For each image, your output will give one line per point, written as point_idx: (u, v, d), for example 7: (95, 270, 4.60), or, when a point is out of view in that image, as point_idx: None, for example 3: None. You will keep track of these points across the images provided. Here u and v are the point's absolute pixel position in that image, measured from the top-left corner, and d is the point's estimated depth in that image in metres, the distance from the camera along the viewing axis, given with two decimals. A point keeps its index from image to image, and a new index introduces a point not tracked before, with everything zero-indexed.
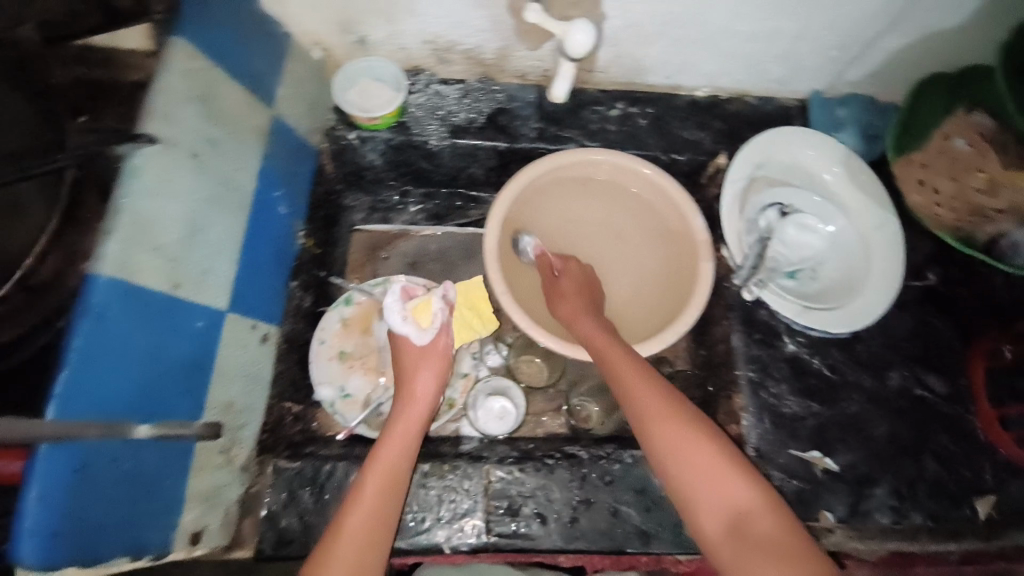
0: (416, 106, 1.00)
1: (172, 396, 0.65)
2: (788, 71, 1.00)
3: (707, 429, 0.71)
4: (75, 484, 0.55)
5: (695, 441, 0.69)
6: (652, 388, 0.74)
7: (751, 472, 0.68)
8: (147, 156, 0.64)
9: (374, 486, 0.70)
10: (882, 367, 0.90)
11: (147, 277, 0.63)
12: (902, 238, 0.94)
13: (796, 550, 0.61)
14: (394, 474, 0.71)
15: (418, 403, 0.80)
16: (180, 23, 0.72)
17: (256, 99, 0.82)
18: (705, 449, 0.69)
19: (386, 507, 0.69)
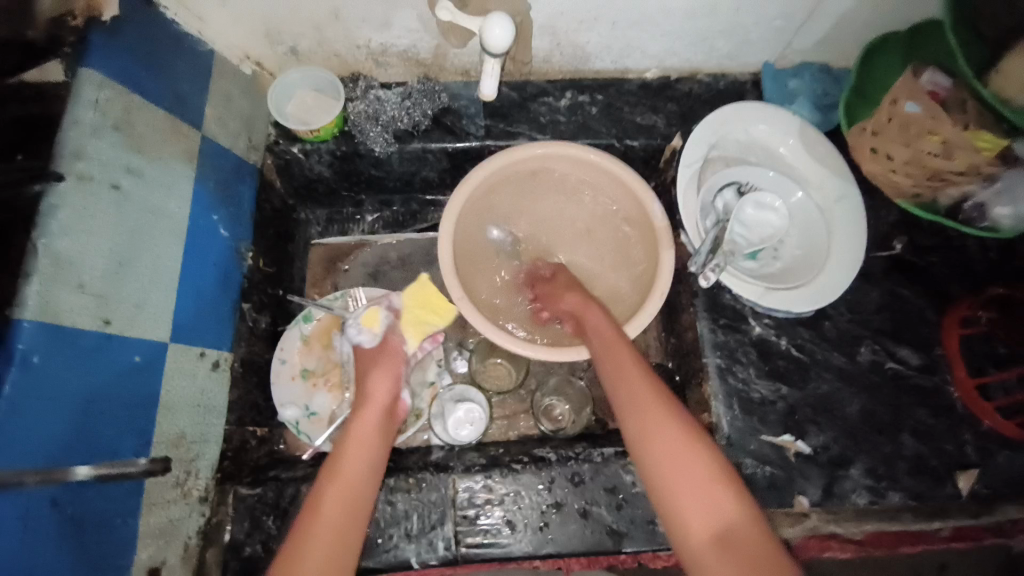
0: (358, 113, 1.00)
1: (115, 434, 0.64)
2: (732, 44, 0.98)
3: (696, 431, 0.67)
4: (16, 532, 0.54)
5: (686, 449, 0.65)
6: (643, 384, 0.72)
7: (735, 476, 0.64)
8: (62, 192, 0.63)
9: (338, 491, 0.68)
10: (852, 343, 0.88)
11: (75, 317, 0.62)
12: (863, 208, 0.92)
13: (772, 559, 0.56)
14: (358, 477, 0.70)
15: (373, 400, 0.79)
16: (88, 48, 0.69)
17: (180, 121, 0.80)
18: (690, 450, 0.65)
19: (351, 509, 0.67)
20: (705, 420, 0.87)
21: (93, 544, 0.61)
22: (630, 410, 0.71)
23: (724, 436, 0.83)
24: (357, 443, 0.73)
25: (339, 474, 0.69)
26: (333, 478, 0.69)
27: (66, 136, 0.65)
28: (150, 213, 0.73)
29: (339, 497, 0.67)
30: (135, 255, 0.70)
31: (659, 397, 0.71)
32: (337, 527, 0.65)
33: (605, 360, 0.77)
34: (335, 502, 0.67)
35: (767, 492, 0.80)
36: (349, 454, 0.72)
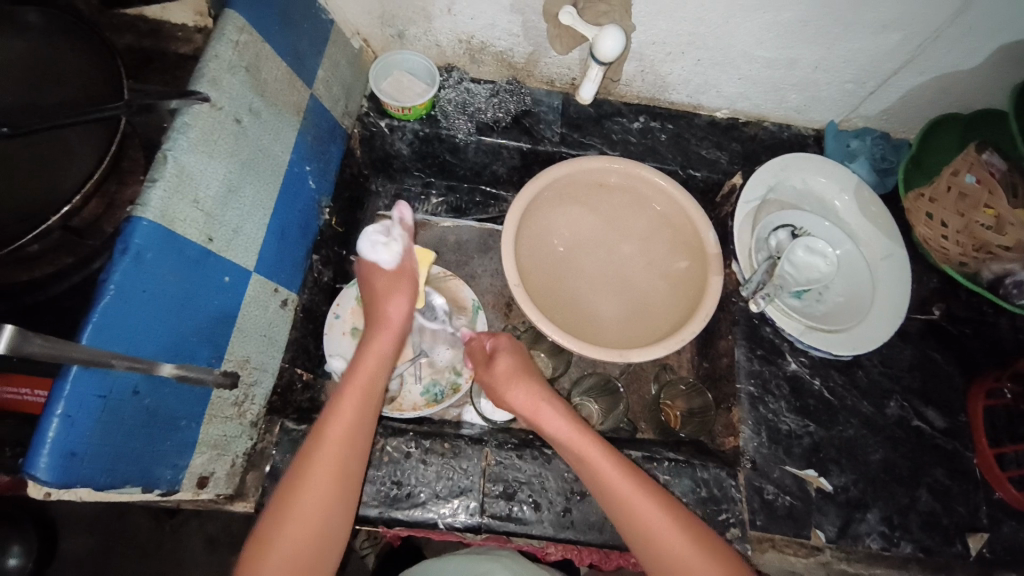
0: (447, 101, 1.06)
1: (194, 342, 0.69)
2: (803, 99, 1.05)
3: (671, 508, 0.72)
4: (96, 410, 0.57)
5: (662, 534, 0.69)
6: (616, 471, 0.73)
7: (708, 548, 0.69)
8: (194, 115, 0.68)
9: (336, 442, 0.71)
10: (882, 395, 0.91)
11: (185, 227, 0.66)
12: (910, 270, 0.96)
13: None
14: (354, 420, 0.73)
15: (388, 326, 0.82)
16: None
17: (296, 77, 0.87)
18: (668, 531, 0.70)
19: (346, 457, 0.71)
20: (731, 443, 0.90)
21: (158, 439, 0.65)
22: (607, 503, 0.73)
23: (748, 459, 0.86)
24: (355, 387, 0.76)
25: (341, 418, 0.73)
26: (330, 432, 0.71)
27: (206, 67, 0.71)
28: (259, 152, 0.79)
29: (337, 445, 0.71)
30: (241, 185, 0.76)
31: (631, 485, 0.72)
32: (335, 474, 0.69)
33: (563, 435, 0.77)
34: (336, 450, 0.70)
35: (783, 520, 0.83)
36: (346, 397, 0.75)
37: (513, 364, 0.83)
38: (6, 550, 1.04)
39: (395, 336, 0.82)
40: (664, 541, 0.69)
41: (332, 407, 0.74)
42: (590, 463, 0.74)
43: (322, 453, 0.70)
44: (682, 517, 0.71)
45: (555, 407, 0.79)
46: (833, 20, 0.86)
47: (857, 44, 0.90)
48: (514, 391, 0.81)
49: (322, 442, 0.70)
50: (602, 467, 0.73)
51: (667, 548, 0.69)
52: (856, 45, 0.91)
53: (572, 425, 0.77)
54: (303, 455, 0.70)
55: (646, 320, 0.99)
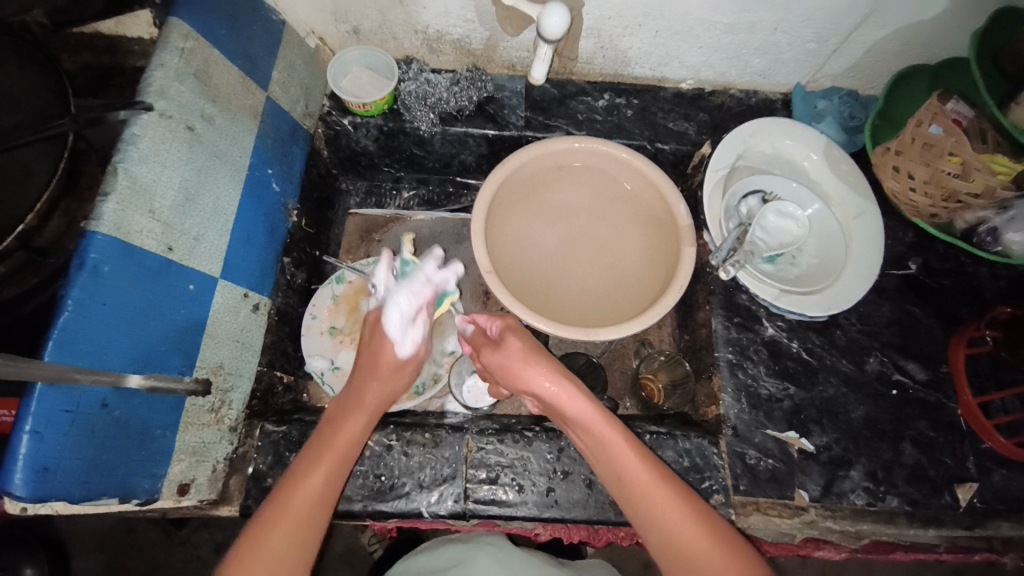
0: (408, 93, 1.05)
1: (163, 351, 0.70)
2: (766, 63, 1.04)
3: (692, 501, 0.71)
4: (65, 424, 0.58)
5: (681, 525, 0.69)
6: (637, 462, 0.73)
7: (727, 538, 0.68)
8: (144, 125, 0.68)
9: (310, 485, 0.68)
10: (860, 352, 0.91)
11: (142, 238, 0.67)
12: (882, 226, 0.96)
13: None
14: (328, 470, 0.70)
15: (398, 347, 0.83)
16: (176, 4, 0.75)
17: (250, 81, 0.86)
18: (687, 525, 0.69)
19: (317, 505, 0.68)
20: (713, 412, 0.90)
21: (134, 449, 0.66)
22: (627, 495, 0.73)
23: (729, 426, 0.86)
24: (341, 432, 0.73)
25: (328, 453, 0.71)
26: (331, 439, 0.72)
27: (153, 77, 0.70)
28: (215, 158, 0.79)
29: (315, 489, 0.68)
30: (200, 192, 0.76)
31: (653, 475, 0.72)
32: (305, 521, 0.66)
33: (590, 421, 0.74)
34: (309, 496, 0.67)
35: (767, 483, 0.83)
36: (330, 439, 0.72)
37: (523, 344, 0.79)
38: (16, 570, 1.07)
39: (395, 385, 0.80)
40: (680, 523, 0.69)
41: (308, 459, 0.70)
42: (612, 455, 0.73)
43: (298, 496, 0.67)
44: (707, 515, 0.70)
45: (572, 387, 0.75)
46: None
47: (812, 2, 0.89)
48: (529, 370, 0.76)
49: (299, 487, 0.67)
50: (625, 458, 0.73)
51: (685, 534, 0.68)
52: (812, 4, 0.89)
53: (589, 410, 0.74)
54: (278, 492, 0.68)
55: (621, 297, 0.99)
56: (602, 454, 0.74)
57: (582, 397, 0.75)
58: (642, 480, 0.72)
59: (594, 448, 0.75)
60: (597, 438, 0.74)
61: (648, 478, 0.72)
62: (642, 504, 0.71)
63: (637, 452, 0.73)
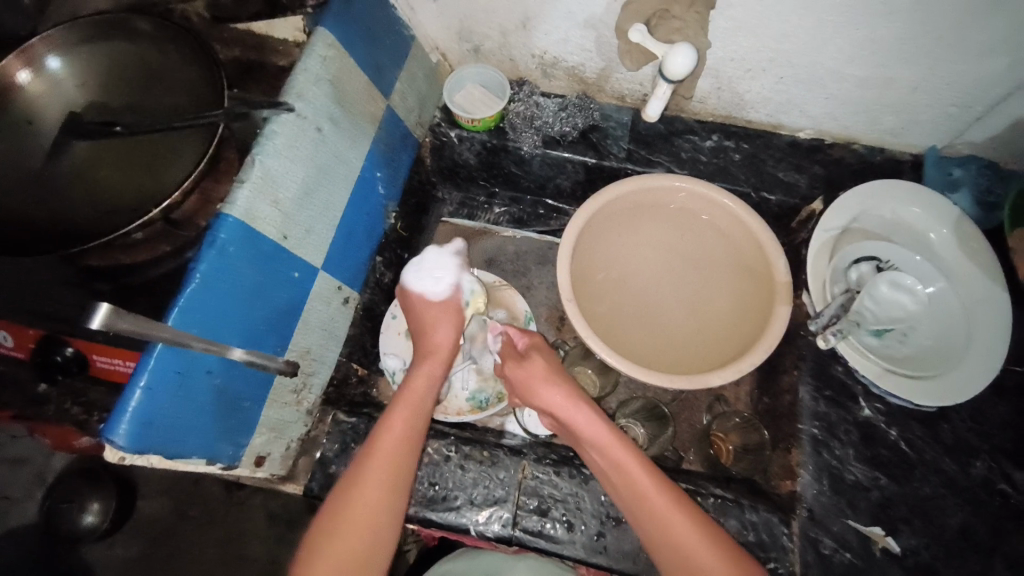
0: (515, 114, 1.08)
1: (264, 330, 0.75)
2: (900, 123, 0.96)
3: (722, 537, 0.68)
4: (174, 384, 0.63)
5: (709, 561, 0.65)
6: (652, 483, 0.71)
7: None
8: (281, 123, 0.74)
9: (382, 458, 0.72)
10: (969, 454, 0.81)
11: (264, 226, 0.72)
12: (1014, 316, 0.85)
13: None
14: (401, 442, 0.74)
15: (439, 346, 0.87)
16: (324, 15, 0.81)
17: (375, 89, 0.92)
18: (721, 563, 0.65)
19: (398, 479, 0.71)
20: (787, 487, 0.84)
21: (226, 417, 0.71)
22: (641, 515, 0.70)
23: (805, 507, 0.80)
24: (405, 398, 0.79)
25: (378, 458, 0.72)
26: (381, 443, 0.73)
27: (295, 81, 0.76)
28: (335, 159, 0.84)
29: (382, 477, 0.71)
30: (317, 188, 0.81)
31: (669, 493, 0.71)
32: (378, 514, 0.69)
33: (610, 447, 0.75)
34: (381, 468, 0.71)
35: None
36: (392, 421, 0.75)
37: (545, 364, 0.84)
38: (84, 505, 1.20)
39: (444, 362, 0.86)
40: (708, 560, 0.65)
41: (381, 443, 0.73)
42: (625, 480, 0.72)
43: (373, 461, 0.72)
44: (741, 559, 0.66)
45: (588, 416, 0.78)
46: (936, 40, 0.78)
47: (961, 66, 0.82)
48: (548, 391, 0.81)
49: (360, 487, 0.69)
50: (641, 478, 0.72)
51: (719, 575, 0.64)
52: (963, 66, 0.82)
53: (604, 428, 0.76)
54: (361, 456, 0.73)
55: (702, 347, 0.95)
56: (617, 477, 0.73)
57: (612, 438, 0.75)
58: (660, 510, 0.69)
59: (610, 472, 0.74)
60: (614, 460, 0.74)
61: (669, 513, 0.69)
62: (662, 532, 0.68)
63: (653, 475, 0.72)
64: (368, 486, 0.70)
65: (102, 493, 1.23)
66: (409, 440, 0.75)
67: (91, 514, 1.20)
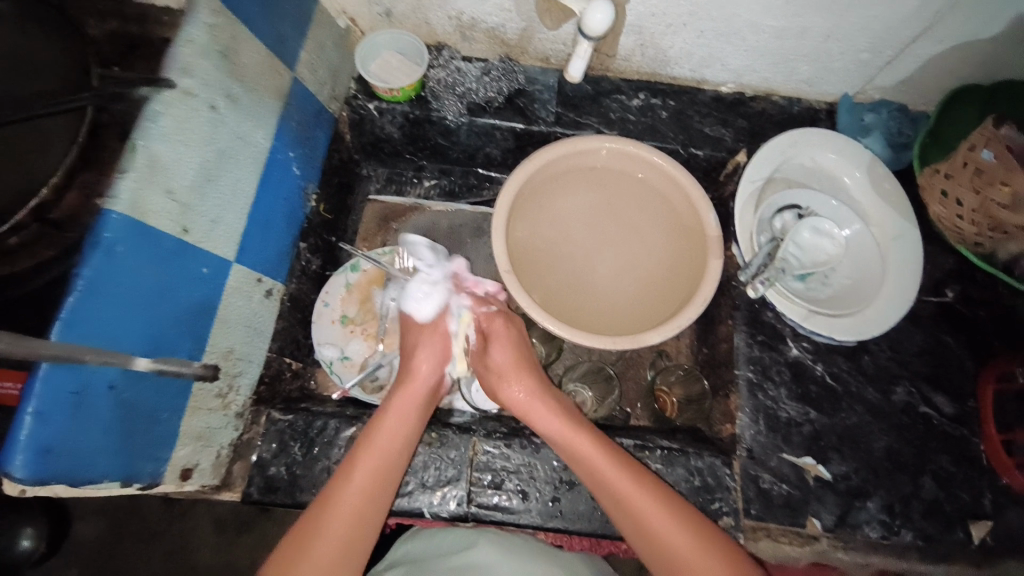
0: (436, 81, 1.02)
1: (175, 334, 0.69)
2: (816, 72, 0.98)
3: (681, 510, 0.68)
4: (69, 406, 0.57)
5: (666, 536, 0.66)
6: (609, 466, 0.71)
7: (725, 552, 0.65)
8: (166, 103, 0.66)
9: (354, 486, 0.69)
10: (888, 381, 0.87)
11: (158, 219, 0.65)
12: (922, 251, 0.91)
13: None
14: (360, 497, 0.68)
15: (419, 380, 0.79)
16: None
17: (277, 60, 0.84)
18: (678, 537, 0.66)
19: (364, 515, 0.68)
20: (728, 431, 0.87)
21: (139, 432, 0.65)
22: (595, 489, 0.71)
23: (744, 447, 0.84)
24: (397, 415, 0.75)
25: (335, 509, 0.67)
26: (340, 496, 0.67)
27: (179, 53, 0.68)
28: (238, 140, 0.77)
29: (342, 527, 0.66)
30: (219, 173, 0.74)
31: (625, 472, 0.70)
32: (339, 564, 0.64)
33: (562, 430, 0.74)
34: (356, 495, 0.68)
35: (779, 510, 0.81)
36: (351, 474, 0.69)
37: (511, 355, 0.81)
38: (18, 531, 1.09)
39: (425, 395, 0.79)
40: (664, 536, 0.66)
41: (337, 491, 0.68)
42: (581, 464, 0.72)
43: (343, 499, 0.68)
44: (696, 526, 0.67)
45: (545, 402, 0.77)
46: None
47: (868, 11, 0.84)
48: (512, 387, 0.78)
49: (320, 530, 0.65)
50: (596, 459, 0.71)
51: (675, 547, 0.65)
52: (869, 12, 0.84)
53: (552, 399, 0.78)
54: (318, 505, 0.68)
55: (642, 306, 0.96)
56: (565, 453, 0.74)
57: (555, 415, 0.76)
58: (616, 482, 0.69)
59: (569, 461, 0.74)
60: (571, 446, 0.73)
61: (626, 483, 0.69)
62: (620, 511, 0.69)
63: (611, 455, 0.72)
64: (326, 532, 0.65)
65: (33, 516, 1.12)
66: (374, 493, 0.69)
67: (28, 538, 1.10)
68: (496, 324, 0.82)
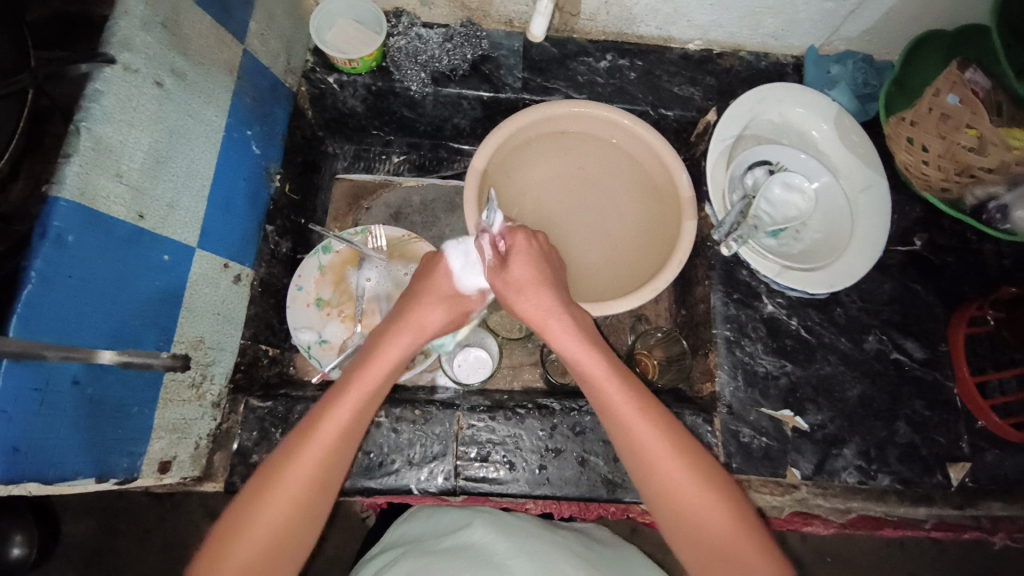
0: (397, 49, 0.98)
1: (139, 325, 0.66)
2: (782, 24, 0.97)
3: (698, 457, 0.67)
4: (34, 403, 0.54)
5: (677, 479, 0.66)
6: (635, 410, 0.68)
7: (731, 500, 0.65)
8: (107, 79, 0.62)
9: (337, 420, 0.66)
10: (860, 331, 0.90)
11: (110, 206, 0.62)
12: (889, 201, 0.92)
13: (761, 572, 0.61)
14: (343, 429, 0.66)
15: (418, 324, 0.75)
16: None
17: (224, 31, 0.79)
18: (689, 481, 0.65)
19: (344, 447, 0.66)
20: (708, 389, 0.89)
21: (109, 427, 0.63)
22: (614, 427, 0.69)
23: (724, 404, 0.85)
24: (386, 354, 0.72)
25: (315, 439, 0.65)
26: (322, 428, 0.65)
27: (117, 27, 0.63)
28: (188, 118, 0.73)
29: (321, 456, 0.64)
30: (171, 154, 0.70)
31: (651, 418, 0.68)
32: (311, 492, 0.63)
33: (591, 367, 0.71)
34: (338, 428, 0.66)
35: (760, 462, 0.83)
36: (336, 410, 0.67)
37: (534, 272, 0.75)
38: (9, 539, 1.07)
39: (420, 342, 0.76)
40: (675, 476, 0.66)
41: (325, 424, 0.65)
42: (604, 404, 0.69)
43: (324, 432, 0.65)
44: (708, 475, 0.66)
45: (577, 334, 0.73)
46: None
47: None
48: (524, 304, 0.74)
49: (298, 461, 0.63)
50: (620, 401, 0.69)
51: (685, 490, 0.65)
52: None
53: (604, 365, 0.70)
54: (296, 435, 0.65)
55: (619, 272, 0.96)
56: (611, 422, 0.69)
57: (588, 354, 0.72)
58: (663, 462, 0.66)
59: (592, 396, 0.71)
60: (598, 385, 0.70)
61: (648, 428, 0.67)
62: (637, 456, 0.67)
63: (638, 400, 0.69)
64: (303, 460, 0.64)
65: (22, 523, 1.10)
66: (354, 428, 0.67)
67: (19, 546, 1.08)
68: (518, 254, 0.76)
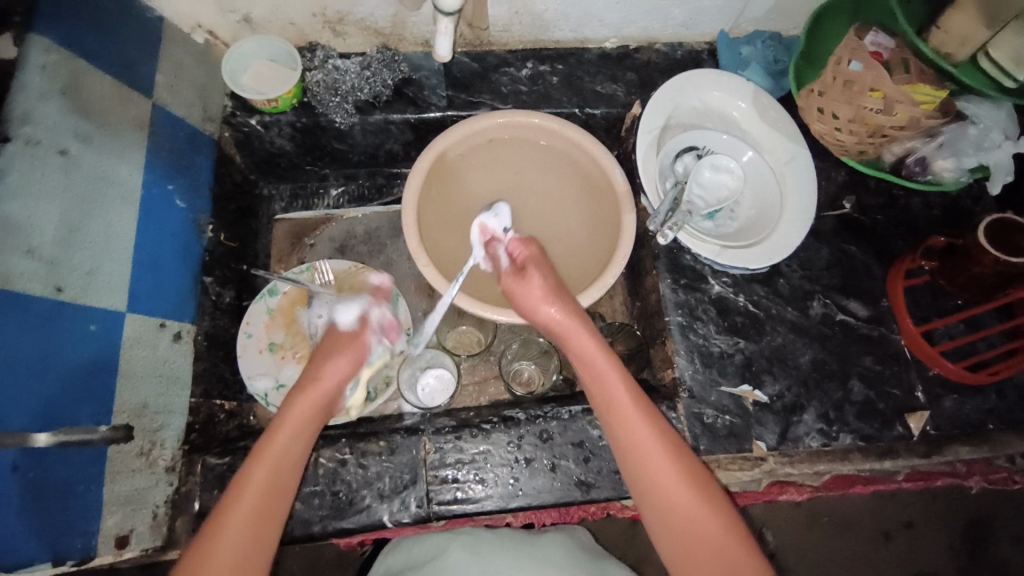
0: (315, 84, 0.98)
1: (74, 401, 0.65)
2: (688, 14, 1.00)
3: (679, 448, 0.71)
4: None
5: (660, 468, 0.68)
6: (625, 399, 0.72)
7: (707, 488, 0.69)
8: (8, 157, 0.63)
9: (260, 480, 0.66)
10: (804, 297, 0.92)
11: (27, 282, 0.61)
12: (813, 170, 0.95)
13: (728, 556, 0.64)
14: (265, 489, 0.66)
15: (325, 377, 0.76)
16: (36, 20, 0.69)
17: (129, 89, 0.78)
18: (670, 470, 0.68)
19: (272, 507, 0.66)
20: (669, 376, 0.90)
21: (57, 509, 0.62)
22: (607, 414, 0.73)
23: (685, 389, 0.86)
24: (302, 410, 0.72)
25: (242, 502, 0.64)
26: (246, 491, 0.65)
27: (15, 102, 0.65)
28: (101, 182, 0.72)
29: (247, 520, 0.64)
30: (87, 220, 0.69)
31: (640, 408, 0.72)
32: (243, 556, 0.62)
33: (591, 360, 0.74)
34: (262, 488, 0.66)
35: (726, 439, 0.84)
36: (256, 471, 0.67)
37: (547, 280, 0.77)
38: None
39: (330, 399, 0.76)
40: (657, 464, 0.69)
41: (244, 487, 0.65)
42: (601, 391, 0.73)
43: (246, 495, 0.65)
44: (689, 464, 0.70)
45: (581, 331, 0.75)
46: None
47: None
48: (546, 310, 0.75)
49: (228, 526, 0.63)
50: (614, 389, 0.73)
51: (667, 478, 0.68)
52: None
53: (605, 366, 0.74)
54: (223, 500, 0.65)
55: (567, 276, 0.97)
56: (613, 421, 0.72)
57: (587, 350, 0.75)
58: (658, 460, 0.69)
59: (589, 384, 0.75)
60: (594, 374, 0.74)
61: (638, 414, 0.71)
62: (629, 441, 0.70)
63: (631, 390, 0.73)
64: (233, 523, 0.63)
65: None
66: (278, 489, 0.67)
67: None
68: (535, 268, 0.76)
